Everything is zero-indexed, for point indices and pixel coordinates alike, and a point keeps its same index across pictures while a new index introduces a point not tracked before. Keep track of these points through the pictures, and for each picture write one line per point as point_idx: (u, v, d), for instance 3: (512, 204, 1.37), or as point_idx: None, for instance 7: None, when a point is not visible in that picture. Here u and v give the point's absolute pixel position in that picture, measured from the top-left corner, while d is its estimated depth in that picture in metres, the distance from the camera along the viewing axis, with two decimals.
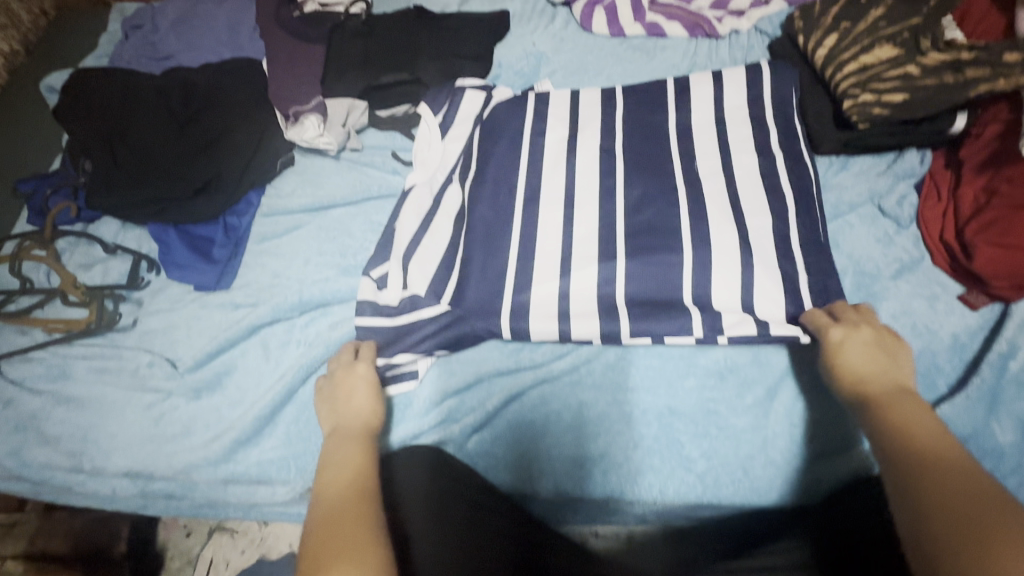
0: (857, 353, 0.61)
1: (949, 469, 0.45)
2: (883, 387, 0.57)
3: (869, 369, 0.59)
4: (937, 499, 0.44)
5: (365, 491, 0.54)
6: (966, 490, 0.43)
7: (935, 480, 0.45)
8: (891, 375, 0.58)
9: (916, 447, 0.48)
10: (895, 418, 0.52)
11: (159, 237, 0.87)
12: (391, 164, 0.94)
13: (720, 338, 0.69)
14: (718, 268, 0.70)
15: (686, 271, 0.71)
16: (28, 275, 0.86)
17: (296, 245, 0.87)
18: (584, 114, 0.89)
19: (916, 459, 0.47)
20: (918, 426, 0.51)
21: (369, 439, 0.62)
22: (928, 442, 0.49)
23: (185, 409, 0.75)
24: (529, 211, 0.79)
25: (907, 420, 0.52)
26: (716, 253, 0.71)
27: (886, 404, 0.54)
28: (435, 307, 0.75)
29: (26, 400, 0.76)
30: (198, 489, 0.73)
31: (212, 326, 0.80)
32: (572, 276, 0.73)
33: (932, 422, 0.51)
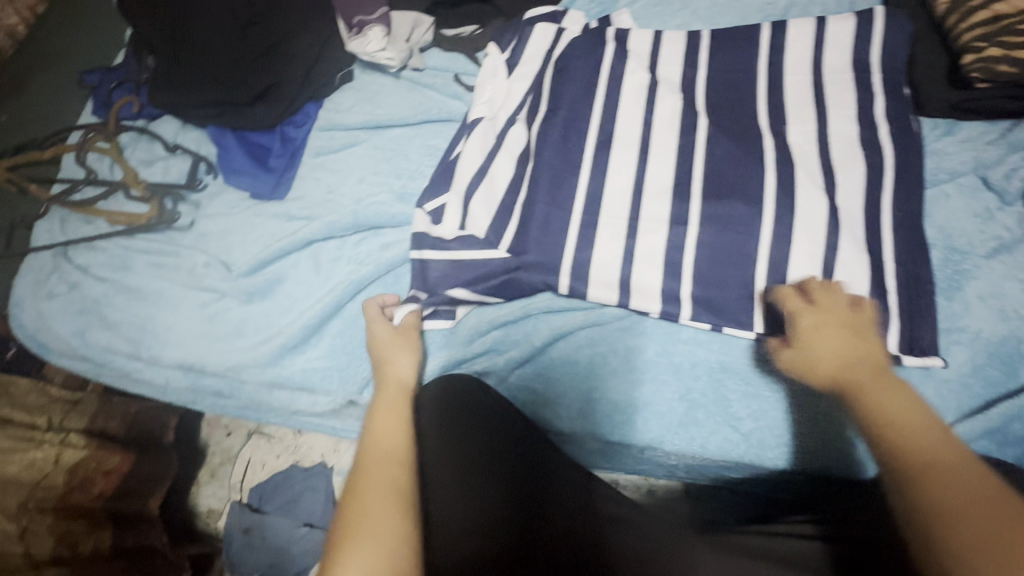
0: (823, 342, 0.55)
1: (952, 471, 0.42)
2: (863, 376, 0.51)
3: (829, 361, 0.53)
4: (955, 514, 0.40)
5: (403, 462, 0.54)
6: (978, 495, 0.40)
7: (946, 489, 0.41)
8: (864, 360, 0.53)
9: (906, 445, 0.45)
10: (888, 409, 0.47)
11: (218, 141, 0.86)
12: (452, 88, 0.90)
13: (781, 339, 0.65)
14: (798, 239, 0.67)
15: (762, 245, 0.68)
16: (92, 166, 0.87)
17: (351, 161, 0.85)
18: (664, 60, 0.84)
19: (916, 465, 0.43)
20: (906, 416, 0.47)
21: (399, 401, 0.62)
22: (920, 436, 0.45)
23: (237, 311, 0.76)
24: (599, 156, 0.76)
25: (898, 415, 0.47)
26: (799, 221, 0.68)
27: (865, 393, 0.50)
28: (492, 251, 0.73)
29: (91, 285, 0.79)
30: (245, 388, 0.75)
31: (266, 235, 0.80)
32: (640, 231, 0.71)
33: (916, 406, 0.47)
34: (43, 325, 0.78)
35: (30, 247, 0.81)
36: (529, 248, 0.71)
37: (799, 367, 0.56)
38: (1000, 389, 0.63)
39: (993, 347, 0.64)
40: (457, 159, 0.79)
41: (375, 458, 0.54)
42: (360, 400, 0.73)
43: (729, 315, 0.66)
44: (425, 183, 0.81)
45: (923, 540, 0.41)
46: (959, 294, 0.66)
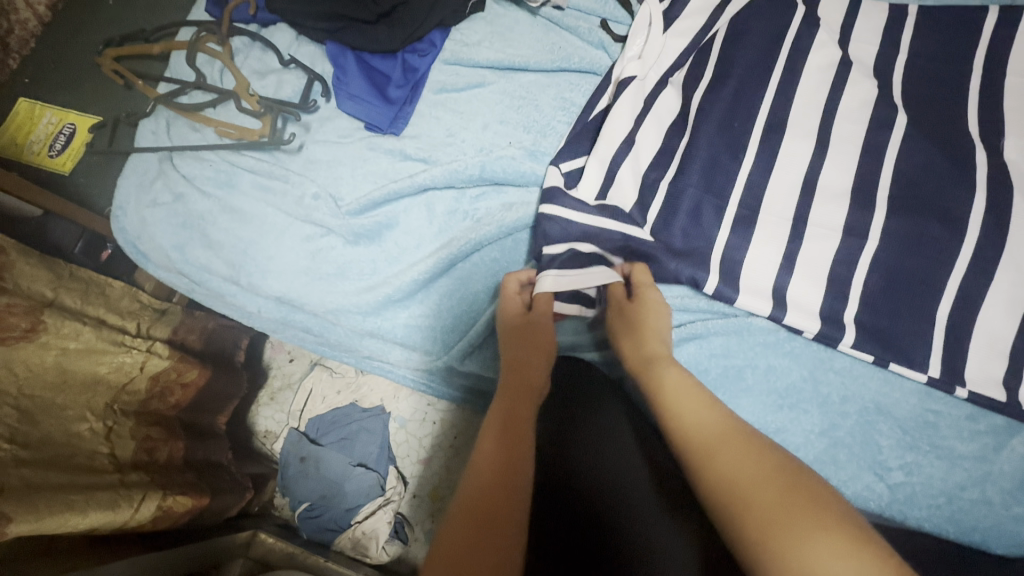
0: (637, 323, 0.60)
1: (724, 447, 0.46)
2: (660, 353, 0.57)
3: (641, 343, 0.59)
4: (737, 487, 0.43)
5: (514, 468, 0.49)
6: (751, 468, 0.44)
7: (726, 463, 0.45)
8: (662, 342, 0.58)
9: (685, 436, 0.49)
10: (667, 400, 0.52)
11: (335, 60, 0.78)
12: (597, 35, 0.78)
13: (959, 390, 0.58)
14: (998, 281, 0.57)
15: (953, 276, 0.58)
16: (202, 69, 0.81)
17: (478, 104, 0.77)
18: (862, 35, 0.70)
19: (699, 454, 0.46)
20: (683, 401, 0.51)
21: (512, 416, 0.54)
22: (694, 422, 0.49)
23: (342, 251, 0.72)
24: (764, 142, 0.66)
25: (681, 407, 0.51)
26: (1005, 260, 0.57)
27: (653, 374, 0.55)
28: (635, 230, 0.66)
29: (195, 198, 0.75)
30: (340, 331, 0.72)
31: (378, 173, 0.74)
32: (805, 238, 0.62)
33: (693, 390, 0.52)
34: (144, 232, 0.75)
35: (135, 146, 0.77)
36: (674, 237, 0.65)
37: (623, 345, 0.60)
38: None
39: None
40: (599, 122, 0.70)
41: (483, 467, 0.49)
42: (460, 367, 0.69)
43: (900, 349, 0.59)
44: (560, 144, 0.72)
45: (727, 524, 0.42)
46: None
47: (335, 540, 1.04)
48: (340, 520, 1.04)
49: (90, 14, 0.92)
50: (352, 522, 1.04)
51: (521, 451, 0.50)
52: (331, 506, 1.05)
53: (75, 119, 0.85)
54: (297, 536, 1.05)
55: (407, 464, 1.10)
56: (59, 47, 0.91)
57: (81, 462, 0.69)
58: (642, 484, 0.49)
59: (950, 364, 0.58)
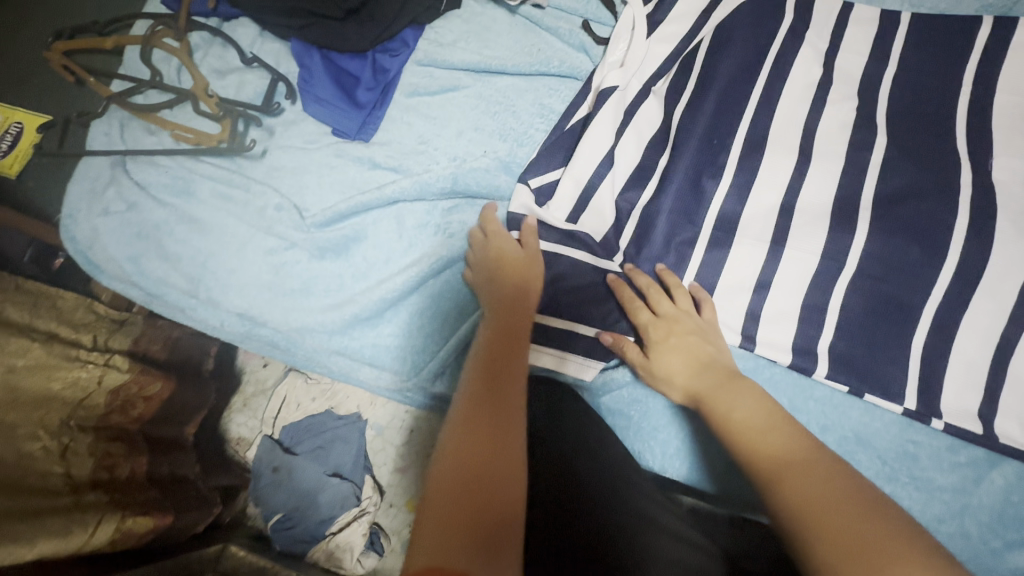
0: (676, 357, 0.56)
1: (798, 465, 0.41)
2: (711, 384, 0.52)
3: (685, 378, 0.55)
4: (807, 510, 0.38)
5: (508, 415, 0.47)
6: (822, 483, 0.40)
7: (798, 483, 0.40)
8: (713, 371, 0.54)
9: (758, 450, 0.44)
10: (731, 418, 0.48)
11: (301, 59, 0.74)
12: (578, 38, 0.75)
13: (935, 422, 0.57)
14: (976, 309, 0.55)
15: (933, 302, 0.56)
16: (158, 66, 0.76)
17: (451, 109, 0.73)
18: (848, 46, 0.67)
19: (771, 471, 0.42)
20: (748, 419, 0.47)
21: (508, 361, 0.52)
22: (770, 439, 0.44)
23: (307, 266, 0.68)
24: (745, 159, 0.63)
25: (739, 418, 0.48)
26: (985, 287, 0.55)
27: (716, 402, 0.50)
28: (605, 263, 0.65)
29: (150, 207, 0.70)
30: (306, 350, 0.68)
31: (345, 183, 0.71)
32: (782, 260, 0.60)
33: (770, 409, 0.48)
34: (96, 242, 0.71)
35: (86, 149, 0.72)
36: (650, 258, 0.64)
37: (670, 386, 0.56)
38: None
39: None
40: (576, 133, 0.67)
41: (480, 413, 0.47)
42: (431, 388, 0.66)
43: (878, 378, 0.58)
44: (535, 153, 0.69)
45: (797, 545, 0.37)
46: None
47: (309, 551, 1.01)
48: (314, 531, 1.02)
49: (38, 4, 0.87)
50: (326, 533, 1.02)
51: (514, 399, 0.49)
52: (305, 518, 1.02)
53: (22, 118, 0.79)
54: (269, 548, 1.00)
55: (385, 472, 1.06)
56: (5, 38, 0.85)
57: (31, 484, 0.65)
58: (649, 537, 0.49)
59: (927, 395, 0.56)
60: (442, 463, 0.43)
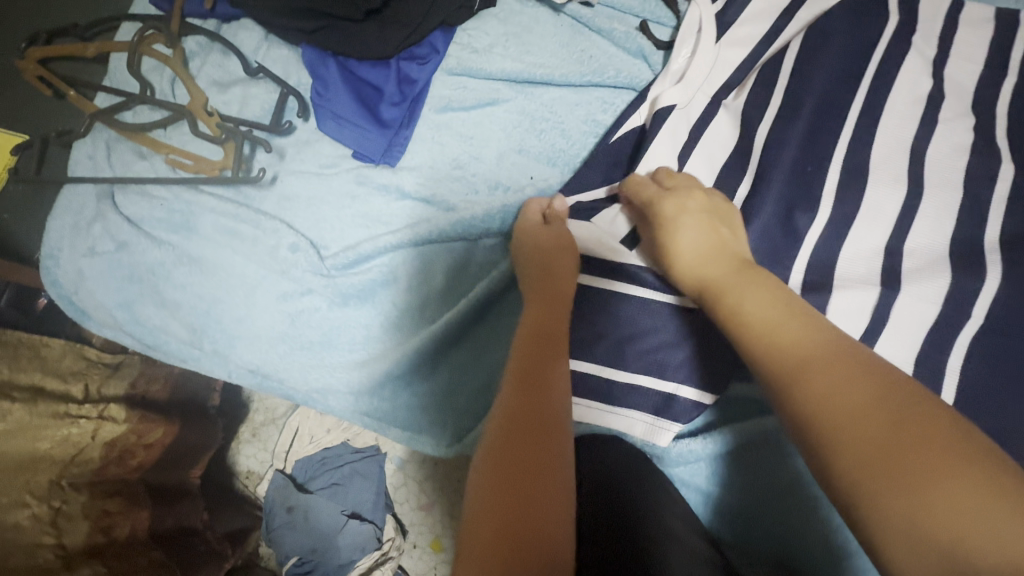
0: (687, 240, 0.47)
1: (820, 366, 0.33)
2: (724, 272, 0.43)
3: (694, 265, 0.46)
4: (839, 415, 0.31)
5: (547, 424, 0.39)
6: (860, 387, 0.32)
7: (820, 387, 0.32)
8: (728, 257, 0.45)
9: (775, 352, 0.36)
10: (741, 312, 0.40)
11: (315, 70, 0.64)
12: (636, 40, 0.64)
13: None
14: None
15: None
16: (148, 78, 0.66)
17: (490, 128, 0.63)
18: (959, 51, 0.57)
19: (785, 372, 0.34)
20: (764, 315, 0.38)
21: (545, 347, 0.45)
22: (784, 339, 0.36)
23: (328, 315, 0.58)
24: (845, 190, 0.53)
25: (750, 311, 0.39)
26: None
27: (727, 294, 0.42)
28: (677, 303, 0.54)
29: (143, 246, 0.61)
30: (330, 411, 0.59)
31: (370, 217, 0.61)
32: (890, 312, 0.51)
33: (789, 308, 0.38)
34: (84, 286, 0.62)
35: (68, 178, 0.63)
36: None
37: (672, 268, 0.48)
38: None
39: None
40: (629, 156, 0.58)
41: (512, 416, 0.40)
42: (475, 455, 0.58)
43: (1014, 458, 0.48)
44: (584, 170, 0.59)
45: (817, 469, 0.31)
46: None
47: None
48: None
49: None
50: None
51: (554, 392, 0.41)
52: (323, 562, 0.91)
53: None
54: None
55: (407, 510, 0.97)
56: None
57: (16, 563, 0.56)
58: None
59: None
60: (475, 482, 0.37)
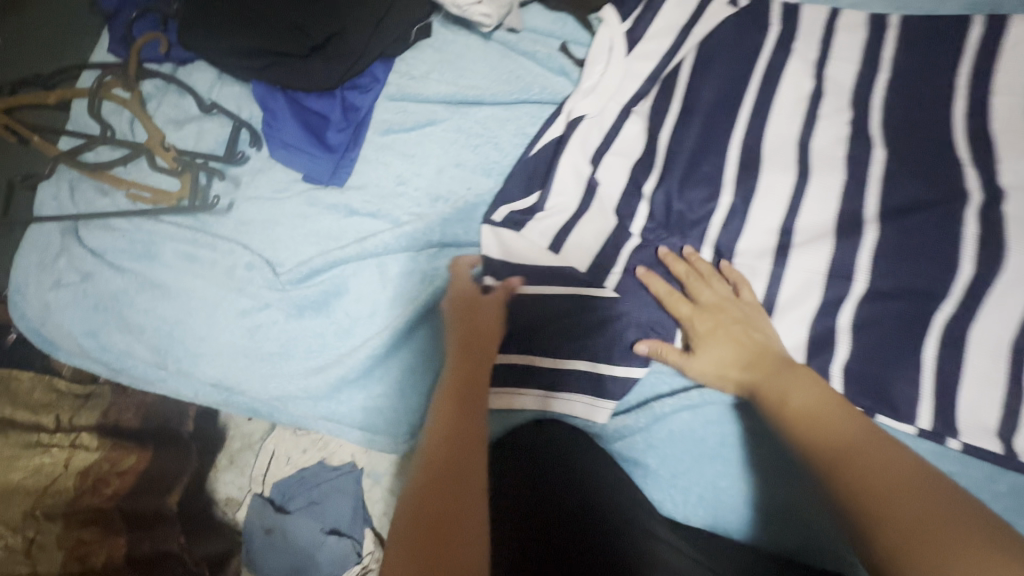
0: (720, 342, 0.53)
1: (868, 453, 0.40)
2: (765, 372, 0.50)
3: (733, 366, 0.52)
4: (873, 494, 0.37)
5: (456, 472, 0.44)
6: (903, 474, 0.38)
7: (867, 472, 0.39)
8: (767, 356, 0.51)
9: (824, 439, 0.43)
10: (793, 405, 0.46)
11: (264, 103, 0.69)
12: (557, 60, 0.72)
13: (952, 441, 0.54)
14: (992, 325, 0.53)
15: (946, 321, 0.54)
16: (109, 120, 0.70)
17: (429, 145, 0.69)
18: (837, 53, 0.65)
19: (834, 458, 0.41)
20: (811, 409, 0.45)
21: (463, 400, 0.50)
22: (834, 430, 0.43)
23: (285, 327, 0.62)
24: (739, 181, 0.60)
25: (798, 405, 0.46)
26: (995, 302, 0.53)
27: (773, 390, 0.48)
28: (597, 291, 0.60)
29: (107, 276, 0.64)
30: (291, 420, 0.62)
31: (321, 233, 0.65)
32: (782, 285, 0.58)
33: (834, 402, 0.45)
34: (51, 318, 0.65)
35: (33, 218, 0.67)
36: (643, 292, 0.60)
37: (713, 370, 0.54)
38: None
39: None
40: (549, 161, 0.64)
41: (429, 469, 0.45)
42: None
43: (890, 400, 0.54)
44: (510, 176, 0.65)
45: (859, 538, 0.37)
46: None
47: None
48: None
49: None
50: None
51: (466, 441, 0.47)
52: None
53: None
54: None
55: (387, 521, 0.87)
56: None
57: None
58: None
59: (945, 417, 0.53)
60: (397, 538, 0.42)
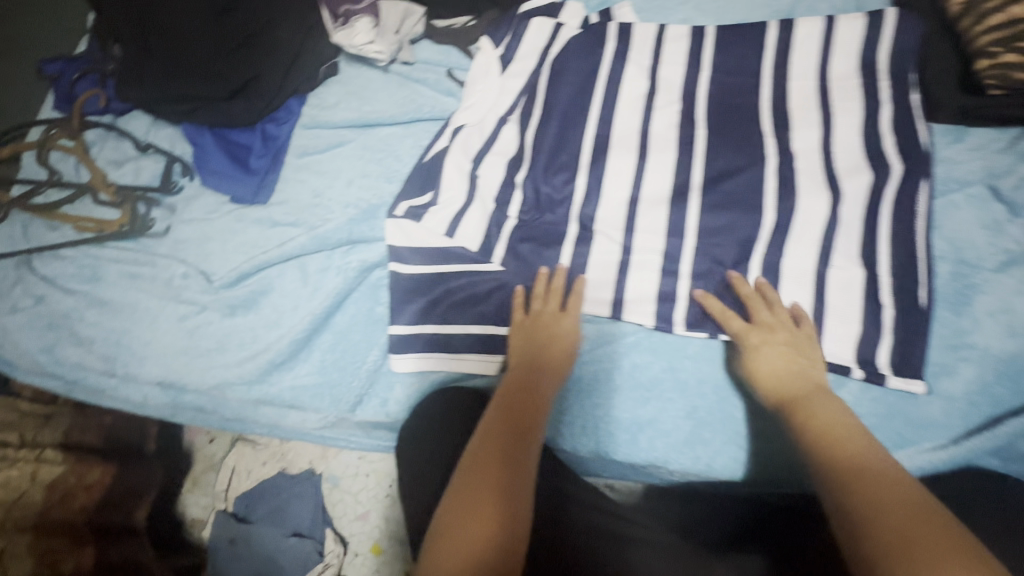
0: (768, 362, 0.58)
1: (877, 473, 0.44)
2: (806, 390, 0.55)
3: (774, 382, 0.57)
4: (866, 501, 0.42)
5: (514, 460, 0.48)
6: (905, 495, 0.41)
7: (873, 486, 0.43)
8: (809, 380, 0.56)
9: (839, 452, 0.47)
10: (818, 420, 0.51)
11: (194, 140, 0.81)
12: (445, 84, 0.85)
13: None
14: (792, 258, 0.67)
15: (758, 260, 0.67)
16: (57, 166, 0.80)
17: (339, 162, 0.80)
18: (668, 59, 0.80)
19: (844, 469, 0.45)
20: (836, 427, 0.49)
21: (523, 405, 0.54)
22: (852, 446, 0.47)
23: (219, 325, 0.72)
24: (593, 166, 0.73)
25: (822, 421, 0.50)
26: (790, 241, 0.67)
27: (804, 406, 0.53)
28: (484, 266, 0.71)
29: (58, 297, 0.73)
30: (232, 407, 0.71)
31: (247, 244, 0.76)
32: (634, 245, 0.70)
33: (855, 427, 0.49)
34: (8, 341, 0.73)
35: None
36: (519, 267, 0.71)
37: (760, 385, 0.58)
38: (1004, 407, 0.61)
39: (1001, 365, 0.61)
40: (435, 163, 0.76)
41: (487, 459, 0.48)
42: (353, 417, 0.70)
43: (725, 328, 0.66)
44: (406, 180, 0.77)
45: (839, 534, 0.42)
46: (968, 309, 0.64)
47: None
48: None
49: None
50: None
51: (525, 440, 0.51)
52: None
53: None
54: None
55: (348, 522, 0.92)
56: None
57: None
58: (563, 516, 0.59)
59: None
60: (450, 508, 0.45)
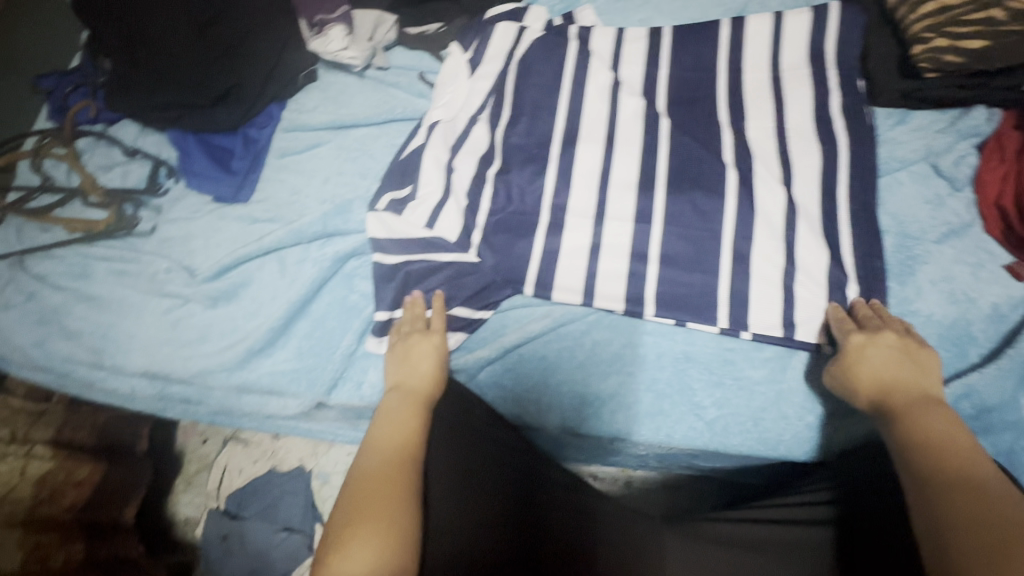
0: (876, 364, 0.57)
1: (998, 501, 0.41)
2: (910, 396, 0.53)
3: (877, 384, 0.56)
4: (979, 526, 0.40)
5: (399, 470, 0.51)
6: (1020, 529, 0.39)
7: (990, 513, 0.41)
8: (917, 386, 0.54)
9: (948, 464, 0.45)
10: (920, 429, 0.49)
11: (178, 144, 0.85)
12: (417, 87, 0.89)
13: (744, 332, 0.69)
14: (745, 237, 0.70)
15: (713, 240, 0.71)
16: (50, 173, 0.85)
17: (316, 161, 0.84)
18: (628, 56, 0.84)
19: (951, 484, 0.43)
20: (937, 438, 0.47)
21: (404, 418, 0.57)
22: (961, 463, 0.45)
23: (202, 316, 0.75)
24: (556, 157, 0.77)
25: (925, 427, 0.49)
26: (743, 220, 0.70)
27: (905, 414, 0.51)
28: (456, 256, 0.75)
29: (50, 294, 0.77)
30: (216, 396, 0.74)
31: (230, 240, 0.80)
32: (597, 230, 0.73)
33: (965, 442, 0.47)
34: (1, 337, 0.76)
35: None
36: (486, 260, 0.74)
37: (858, 388, 0.58)
38: (948, 369, 0.64)
39: (944, 330, 0.65)
40: (411, 160, 0.79)
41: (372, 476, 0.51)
42: (329, 400, 0.73)
43: (683, 306, 0.70)
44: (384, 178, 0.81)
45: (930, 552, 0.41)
46: (911, 279, 0.68)
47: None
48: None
49: None
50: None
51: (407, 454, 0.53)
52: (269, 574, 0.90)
53: None
54: None
55: None
56: None
57: None
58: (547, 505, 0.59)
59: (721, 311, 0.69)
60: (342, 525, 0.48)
